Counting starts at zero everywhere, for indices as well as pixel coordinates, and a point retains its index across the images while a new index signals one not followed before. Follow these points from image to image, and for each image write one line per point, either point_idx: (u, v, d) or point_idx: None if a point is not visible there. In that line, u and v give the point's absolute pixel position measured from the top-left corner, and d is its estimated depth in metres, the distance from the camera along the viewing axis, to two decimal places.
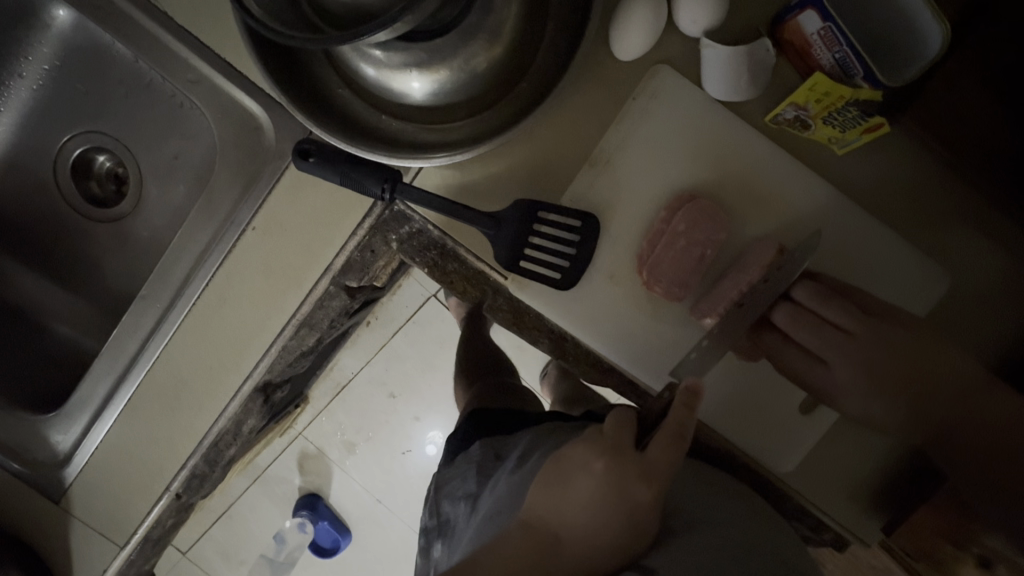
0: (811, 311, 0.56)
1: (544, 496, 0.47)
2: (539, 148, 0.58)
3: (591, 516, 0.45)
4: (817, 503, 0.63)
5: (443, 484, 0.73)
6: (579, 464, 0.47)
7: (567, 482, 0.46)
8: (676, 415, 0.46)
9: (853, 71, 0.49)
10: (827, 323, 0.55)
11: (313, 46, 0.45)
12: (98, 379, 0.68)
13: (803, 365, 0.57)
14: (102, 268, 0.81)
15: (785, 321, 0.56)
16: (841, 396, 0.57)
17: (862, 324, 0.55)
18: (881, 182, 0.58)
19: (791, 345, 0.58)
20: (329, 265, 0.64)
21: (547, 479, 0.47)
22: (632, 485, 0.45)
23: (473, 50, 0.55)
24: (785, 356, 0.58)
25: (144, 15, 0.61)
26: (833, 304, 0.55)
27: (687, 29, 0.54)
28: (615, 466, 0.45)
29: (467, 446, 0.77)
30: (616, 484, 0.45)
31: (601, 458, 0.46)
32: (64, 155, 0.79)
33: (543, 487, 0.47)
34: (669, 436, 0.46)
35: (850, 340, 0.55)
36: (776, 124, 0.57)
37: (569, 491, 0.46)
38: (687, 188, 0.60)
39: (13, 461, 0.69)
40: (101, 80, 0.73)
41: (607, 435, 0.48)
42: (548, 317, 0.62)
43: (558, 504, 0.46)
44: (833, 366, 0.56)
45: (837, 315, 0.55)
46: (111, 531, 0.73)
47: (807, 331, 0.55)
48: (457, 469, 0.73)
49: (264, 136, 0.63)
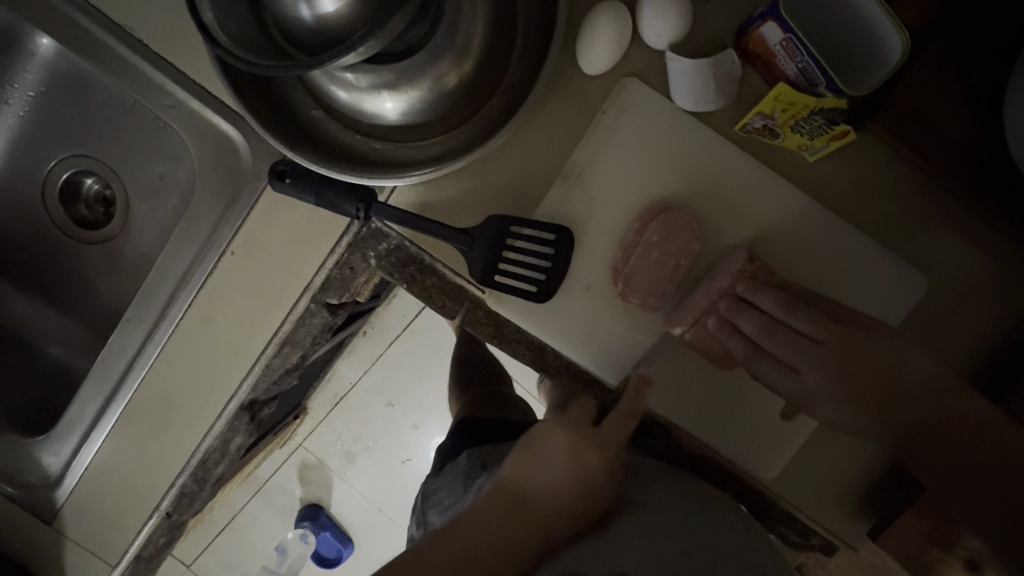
0: (780, 320, 0.56)
1: (517, 469, 0.50)
2: (511, 163, 0.59)
3: (556, 487, 0.49)
4: (803, 510, 0.63)
5: (430, 494, 0.74)
6: (550, 441, 0.51)
7: (538, 457, 0.50)
8: (629, 398, 0.53)
9: (816, 80, 0.49)
10: (795, 331, 0.56)
11: (280, 73, 0.46)
12: (86, 402, 0.69)
13: (777, 376, 0.57)
14: (92, 289, 0.82)
15: (754, 331, 0.56)
16: (814, 406, 0.56)
17: (831, 332, 0.54)
18: (857, 185, 0.58)
19: (763, 355, 0.57)
20: (309, 283, 0.65)
21: (518, 453, 0.51)
22: (590, 455, 0.50)
23: (440, 70, 0.56)
24: (758, 367, 0.57)
25: (122, 44, 0.62)
26: (801, 313, 0.55)
27: (653, 42, 0.54)
28: (578, 436, 0.51)
29: (456, 454, 0.78)
30: (578, 452, 0.50)
31: (566, 428, 0.51)
32: (52, 178, 0.80)
33: (517, 461, 0.51)
34: (622, 415, 0.52)
35: (821, 350, 0.55)
36: (747, 132, 0.58)
37: (539, 459, 0.50)
38: (660, 199, 0.60)
39: (6, 484, 0.70)
40: (85, 104, 0.75)
41: (569, 412, 0.53)
42: (528, 330, 0.62)
43: (528, 471, 0.50)
44: (804, 375, 0.55)
45: (803, 324, 0.55)
46: (103, 550, 0.74)
47: (776, 340, 0.55)
48: (444, 480, 0.73)
49: (241, 157, 0.64)
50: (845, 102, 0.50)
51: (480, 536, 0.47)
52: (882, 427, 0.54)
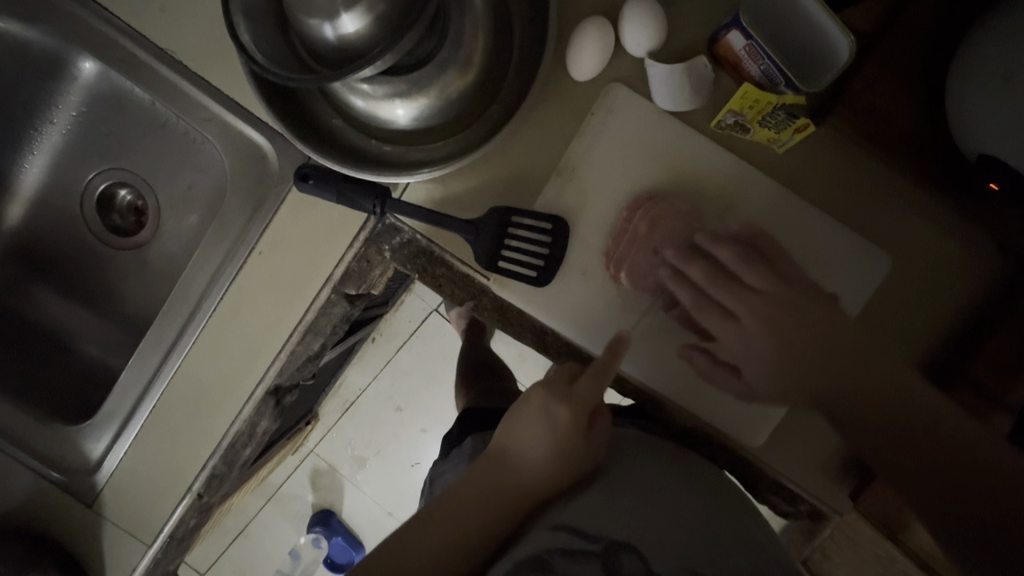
0: (728, 272, 0.59)
1: (504, 435, 0.58)
2: (511, 161, 0.66)
3: (535, 447, 0.56)
4: (789, 474, 0.69)
5: (437, 476, 0.79)
6: (529, 408, 0.58)
7: (519, 422, 0.58)
8: (599, 359, 0.57)
9: (777, 79, 0.56)
10: (744, 284, 0.58)
11: (308, 84, 0.53)
12: (126, 393, 0.76)
13: (721, 325, 0.59)
14: (127, 291, 0.88)
15: (701, 278, 0.59)
16: (750, 354, 0.58)
17: (775, 284, 0.58)
18: (823, 177, 0.65)
19: (707, 305, 0.60)
20: (329, 275, 0.71)
21: (504, 422, 0.60)
22: (558, 412, 0.56)
23: (447, 81, 0.63)
24: (706, 317, 0.60)
25: (163, 65, 0.70)
26: (751, 269, 0.58)
27: (634, 49, 0.61)
28: (546, 396, 0.57)
29: (461, 439, 0.83)
30: (546, 411, 0.57)
31: (538, 391, 0.58)
32: (90, 190, 0.87)
33: (503, 428, 0.59)
34: (590, 374, 0.57)
35: (764, 299, 0.58)
36: (722, 128, 0.65)
37: (517, 423, 0.58)
38: (648, 190, 0.67)
39: (52, 470, 0.76)
40: (122, 122, 0.82)
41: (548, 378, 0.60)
42: (530, 313, 0.69)
43: (510, 435, 0.58)
44: (744, 322, 0.58)
45: (750, 275, 0.58)
46: (139, 530, 0.78)
47: (721, 288, 0.59)
48: (451, 462, 0.78)
49: (268, 163, 0.71)
50: (804, 98, 0.57)
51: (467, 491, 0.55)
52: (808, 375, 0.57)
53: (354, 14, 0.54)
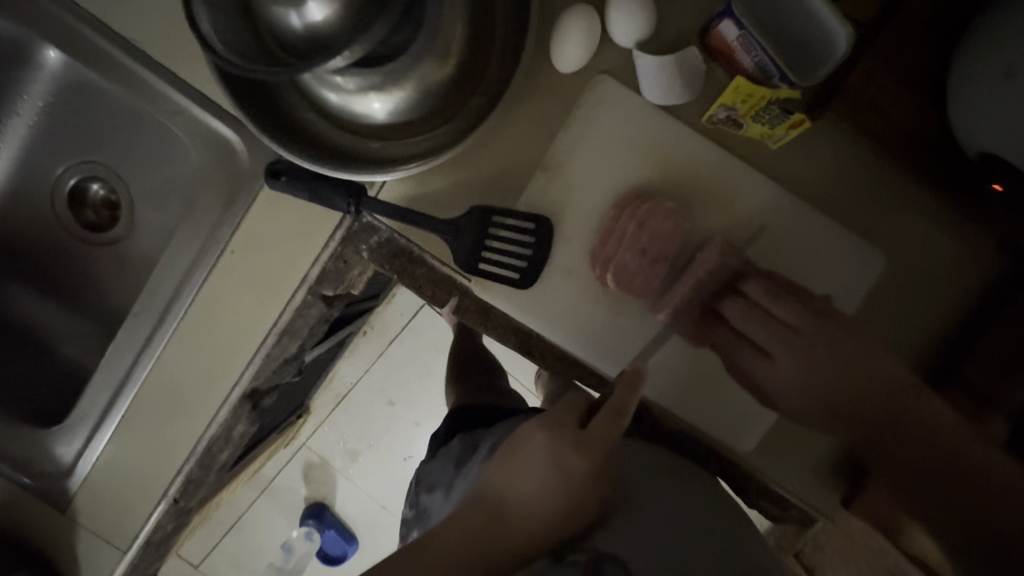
0: (761, 306, 0.60)
1: (500, 478, 0.49)
2: (492, 156, 0.63)
3: (543, 495, 0.48)
4: (778, 479, 0.67)
5: (422, 478, 0.77)
6: (535, 448, 0.49)
7: (523, 464, 0.49)
8: (617, 396, 0.49)
9: (771, 73, 0.52)
10: (775, 319, 0.59)
11: (273, 77, 0.50)
12: (96, 395, 0.73)
13: (755, 361, 0.61)
14: (102, 289, 0.85)
15: (736, 315, 0.61)
16: (786, 391, 0.60)
17: (805, 319, 0.59)
18: (817, 173, 0.62)
19: (743, 341, 0.62)
20: (305, 276, 0.69)
21: (498, 462, 0.50)
22: (572, 459, 0.48)
23: (424, 72, 0.59)
24: (740, 351, 0.62)
25: (127, 55, 0.66)
26: (783, 302, 0.59)
27: (621, 40, 0.58)
28: (556, 439, 0.49)
29: (448, 440, 0.80)
30: (558, 457, 0.48)
31: (544, 432, 0.50)
32: (60, 186, 0.84)
33: (499, 469, 0.49)
34: (610, 416, 0.49)
35: (797, 335, 0.59)
36: (714, 124, 0.61)
37: (518, 467, 0.49)
38: (636, 188, 0.64)
39: (23, 474, 0.74)
40: (91, 114, 0.78)
41: (553, 413, 0.52)
42: (512, 315, 0.66)
43: (508, 481, 0.48)
44: (779, 359, 0.60)
45: (780, 309, 0.59)
46: (114, 536, 0.77)
47: (753, 325, 0.60)
48: (437, 463, 0.76)
49: (239, 158, 0.67)
50: (799, 93, 0.53)
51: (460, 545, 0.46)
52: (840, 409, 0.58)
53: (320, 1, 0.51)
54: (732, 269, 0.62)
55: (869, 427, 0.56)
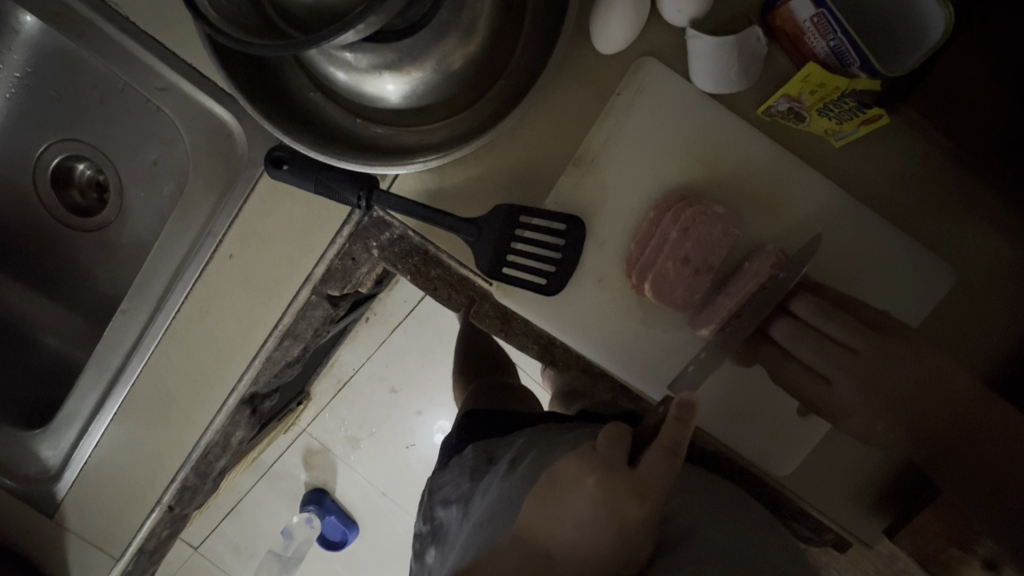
0: (813, 327, 0.55)
1: (543, 519, 0.43)
2: (520, 148, 0.56)
3: (586, 545, 0.41)
4: (818, 505, 0.62)
5: (436, 490, 0.72)
6: (575, 486, 0.43)
7: (563, 505, 0.43)
8: (669, 431, 0.43)
9: (849, 60, 0.45)
10: (834, 342, 0.54)
11: (274, 52, 0.42)
12: (84, 394, 0.67)
13: (808, 384, 0.56)
14: (88, 277, 0.79)
15: (785, 338, 0.55)
16: (848, 416, 0.55)
17: (870, 343, 0.53)
18: (882, 175, 0.56)
19: (793, 362, 0.56)
20: (309, 275, 0.62)
21: (540, 500, 0.44)
22: (623, 504, 0.42)
23: (445, 50, 0.52)
24: (792, 375, 0.57)
25: (108, 22, 0.58)
26: (837, 321, 0.54)
27: (673, 17, 0.51)
28: (606, 482, 0.43)
29: (461, 450, 0.76)
30: (608, 502, 0.42)
31: (594, 473, 0.43)
32: (42, 164, 0.77)
33: (539, 505, 0.44)
34: (661, 453, 0.42)
35: (857, 359, 0.53)
36: (770, 117, 0.55)
37: (561, 510, 0.43)
38: (678, 188, 0.57)
39: (5, 478, 0.69)
40: (72, 87, 0.71)
41: (600, 451, 0.45)
42: (536, 323, 0.60)
43: (551, 522, 0.43)
44: (838, 383, 0.54)
45: (839, 333, 0.54)
46: (105, 543, 0.73)
47: (808, 349, 0.54)
48: (451, 473, 0.72)
49: (236, 142, 0.61)
50: (880, 83, 0.46)
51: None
52: (915, 441, 0.53)
53: None
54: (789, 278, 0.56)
55: (956, 462, 0.51)
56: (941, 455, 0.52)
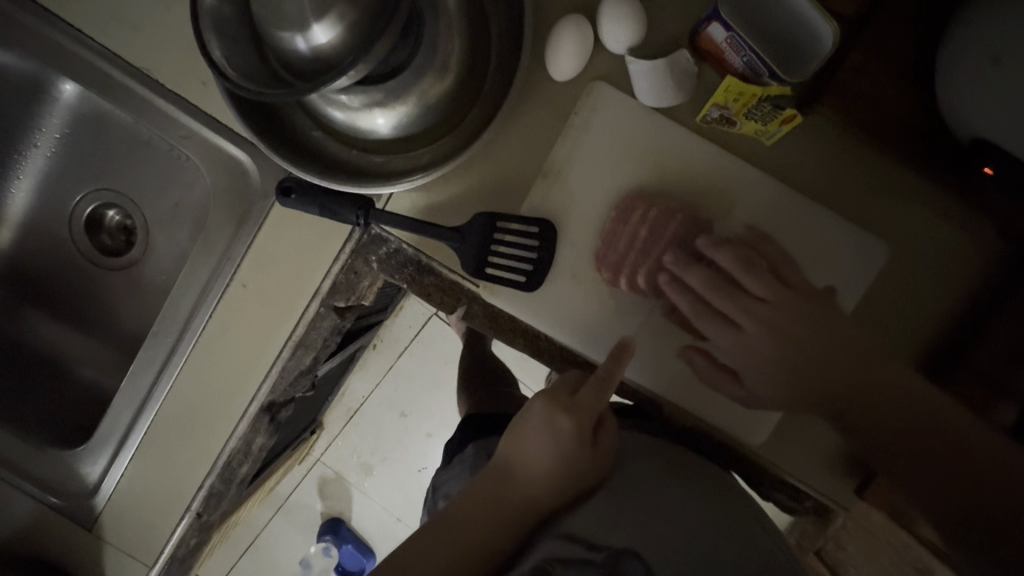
0: (731, 278, 0.60)
1: (511, 449, 0.55)
2: (495, 164, 0.65)
3: (539, 458, 0.54)
4: (799, 477, 0.67)
5: (440, 485, 0.78)
6: (531, 419, 0.55)
7: (524, 432, 0.55)
8: (604, 367, 0.57)
9: (761, 71, 0.54)
10: (746, 291, 0.60)
11: (282, 99, 0.52)
12: (120, 413, 0.75)
13: (719, 329, 0.61)
14: (118, 312, 0.87)
15: (699, 283, 0.60)
16: (759, 359, 0.60)
17: (777, 291, 0.59)
18: (813, 167, 0.64)
19: (709, 310, 0.61)
20: (317, 289, 0.70)
21: (507, 433, 0.57)
22: (564, 423, 0.54)
23: (424, 86, 0.61)
24: (705, 320, 0.61)
25: (141, 84, 0.69)
26: (752, 272, 0.59)
27: (614, 46, 0.60)
28: (551, 407, 0.55)
29: (462, 449, 0.82)
30: (554, 423, 0.54)
31: (542, 401, 0.55)
32: (78, 213, 0.87)
33: (508, 439, 0.56)
34: (595, 384, 0.56)
35: (766, 306, 0.59)
36: (708, 123, 0.64)
37: (523, 436, 0.55)
38: (635, 190, 0.66)
39: (51, 495, 0.76)
40: (104, 142, 0.81)
41: (550, 387, 0.58)
42: (521, 318, 0.67)
43: (517, 448, 0.54)
44: (746, 327, 0.60)
45: (754, 283, 0.59)
46: (140, 552, 0.79)
47: (721, 295, 0.60)
48: (453, 470, 0.77)
49: (250, 178, 0.70)
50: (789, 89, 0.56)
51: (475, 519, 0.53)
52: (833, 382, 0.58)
53: (325, 24, 0.53)
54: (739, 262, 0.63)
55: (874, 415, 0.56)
56: (857, 402, 0.57)
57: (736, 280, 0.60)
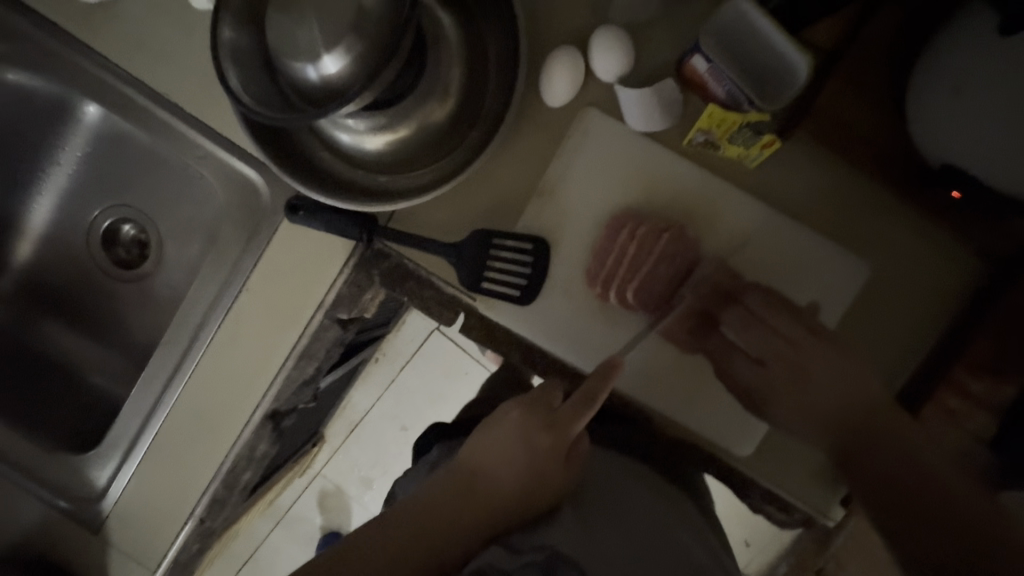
0: (757, 316, 0.64)
1: (478, 451, 0.59)
2: (492, 184, 0.68)
3: (506, 463, 0.58)
4: (790, 492, 0.67)
5: (400, 485, 0.77)
6: (505, 424, 0.60)
7: (494, 437, 0.59)
8: (591, 382, 0.60)
9: (741, 100, 0.59)
10: (768, 326, 0.64)
11: (294, 122, 0.56)
12: (128, 420, 0.78)
13: (748, 364, 0.65)
14: (130, 322, 0.91)
15: (737, 324, 0.65)
16: (777, 391, 0.64)
17: (794, 327, 0.63)
18: (794, 189, 0.67)
19: (734, 349, 0.66)
20: (321, 301, 0.73)
21: (476, 436, 0.61)
22: (540, 433, 0.59)
23: (426, 111, 0.67)
24: (722, 350, 0.67)
25: (161, 107, 0.74)
26: (773, 308, 0.64)
27: (604, 76, 0.64)
28: (528, 415, 0.60)
29: (428, 450, 0.81)
30: (527, 430, 0.59)
31: (519, 409, 0.61)
32: (95, 227, 0.91)
33: (477, 442, 0.60)
34: (579, 400, 0.60)
35: (787, 341, 0.64)
36: (694, 147, 0.67)
37: (492, 440, 0.59)
38: (625, 210, 0.69)
39: (61, 499, 0.79)
40: (122, 160, 0.85)
41: (530, 396, 0.62)
42: (515, 331, 0.70)
43: (485, 451, 0.58)
44: (770, 362, 0.64)
45: (779, 321, 0.64)
46: (142, 559, 0.80)
47: (749, 331, 0.65)
48: (417, 470, 0.76)
49: (260, 196, 0.74)
50: (768, 115, 0.60)
51: (428, 511, 0.54)
52: (838, 412, 0.61)
53: (336, 54, 0.57)
54: (726, 284, 0.66)
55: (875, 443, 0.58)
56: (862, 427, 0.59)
57: (762, 318, 0.64)
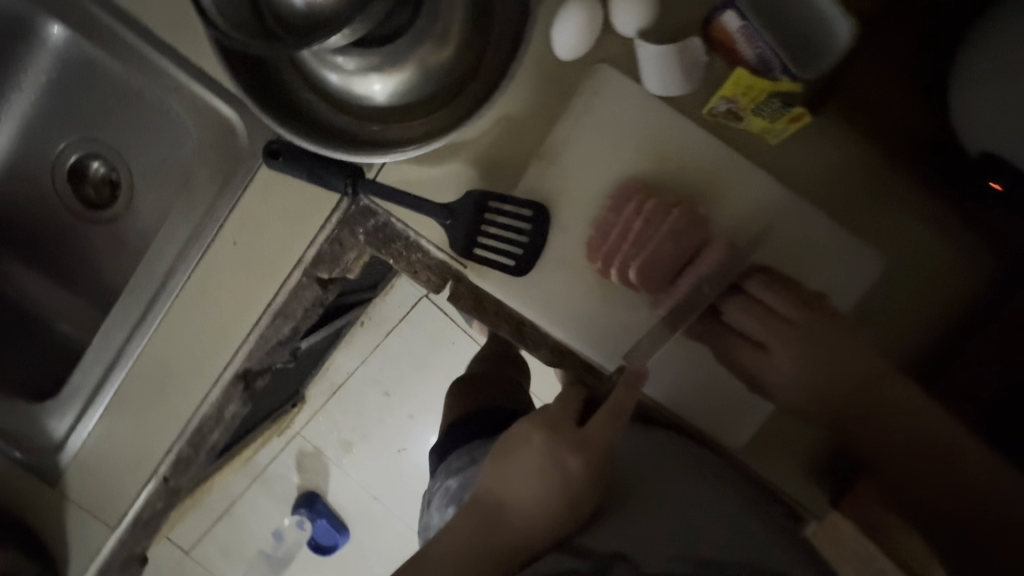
0: (761, 302, 0.60)
1: (499, 477, 0.54)
2: (491, 141, 0.63)
3: (531, 488, 0.52)
4: (781, 486, 0.64)
5: (431, 496, 0.71)
6: (526, 447, 0.55)
7: (513, 461, 0.54)
8: (617, 394, 0.54)
9: (772, 64, 0.53)
10: (773, 312, 0.59)
11: (271, 51, 0.49)
12: (88, 367, 0.72)
13: (745, 348, 0.61)
14: (97, 267, 0.85)
15: (736, 309, 0.61)
16: (780, 382, 0.60)
17: (802, 314, 0.59)
18: (816, 170, 0.62)
19: (732, 333, 0.62)
20: (300, 258, 0.69)
21: (496, 460, 0.56)
22: (566, 453, 0.53)
23: (424, 53, 0.60)
24: (720, 333, 0.63)
25: (130, 31, 0.66)
26: (779, 295, 0.59)
27: (623, 29, 0.59)
28: (551, 437, 0.54)
29: (449, 452, 0.74)
30: (552, 453, 0.53)
31: (540, 431, 0.55)
32: (61, 161, 0.83)
33: (497, 467, 0.55)
34: (605, 412, 0.54)
35: (795, 329, 0.59)
36: (716, 116, 0.62)
37: (513, 465, 0.54)
38: (633, 180, 0.64)
39: (16, 449, 0.74)
40: (90, 89, 0.78)
41: (552, 414, 0.56)
42: (507, 303, 0.65)
43: (506, 477, 0.54)
44: (774, 350, 0.60)
45: (784, 306, 0.59)
46: (104, 513, 0.78)
47: (758, 321, 0.60)
48: (441, 478, 0.70)
49: (237, 138, 0.67)
50: (801, 87, 0.54)
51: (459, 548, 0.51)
52: (832, 403, 0.58)
53: None
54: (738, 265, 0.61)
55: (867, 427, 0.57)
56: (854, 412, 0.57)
57: (769, 306, 0.60)
